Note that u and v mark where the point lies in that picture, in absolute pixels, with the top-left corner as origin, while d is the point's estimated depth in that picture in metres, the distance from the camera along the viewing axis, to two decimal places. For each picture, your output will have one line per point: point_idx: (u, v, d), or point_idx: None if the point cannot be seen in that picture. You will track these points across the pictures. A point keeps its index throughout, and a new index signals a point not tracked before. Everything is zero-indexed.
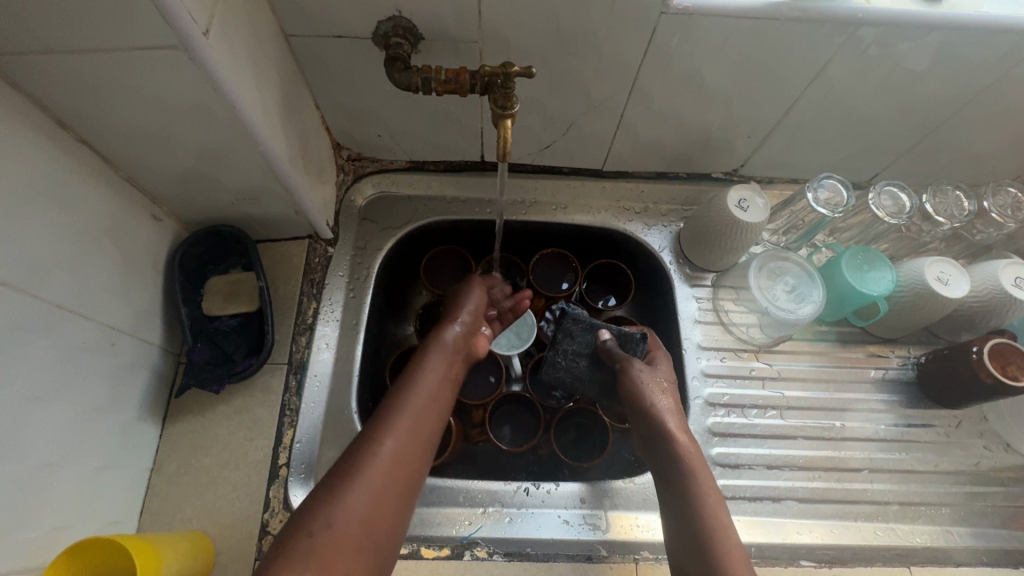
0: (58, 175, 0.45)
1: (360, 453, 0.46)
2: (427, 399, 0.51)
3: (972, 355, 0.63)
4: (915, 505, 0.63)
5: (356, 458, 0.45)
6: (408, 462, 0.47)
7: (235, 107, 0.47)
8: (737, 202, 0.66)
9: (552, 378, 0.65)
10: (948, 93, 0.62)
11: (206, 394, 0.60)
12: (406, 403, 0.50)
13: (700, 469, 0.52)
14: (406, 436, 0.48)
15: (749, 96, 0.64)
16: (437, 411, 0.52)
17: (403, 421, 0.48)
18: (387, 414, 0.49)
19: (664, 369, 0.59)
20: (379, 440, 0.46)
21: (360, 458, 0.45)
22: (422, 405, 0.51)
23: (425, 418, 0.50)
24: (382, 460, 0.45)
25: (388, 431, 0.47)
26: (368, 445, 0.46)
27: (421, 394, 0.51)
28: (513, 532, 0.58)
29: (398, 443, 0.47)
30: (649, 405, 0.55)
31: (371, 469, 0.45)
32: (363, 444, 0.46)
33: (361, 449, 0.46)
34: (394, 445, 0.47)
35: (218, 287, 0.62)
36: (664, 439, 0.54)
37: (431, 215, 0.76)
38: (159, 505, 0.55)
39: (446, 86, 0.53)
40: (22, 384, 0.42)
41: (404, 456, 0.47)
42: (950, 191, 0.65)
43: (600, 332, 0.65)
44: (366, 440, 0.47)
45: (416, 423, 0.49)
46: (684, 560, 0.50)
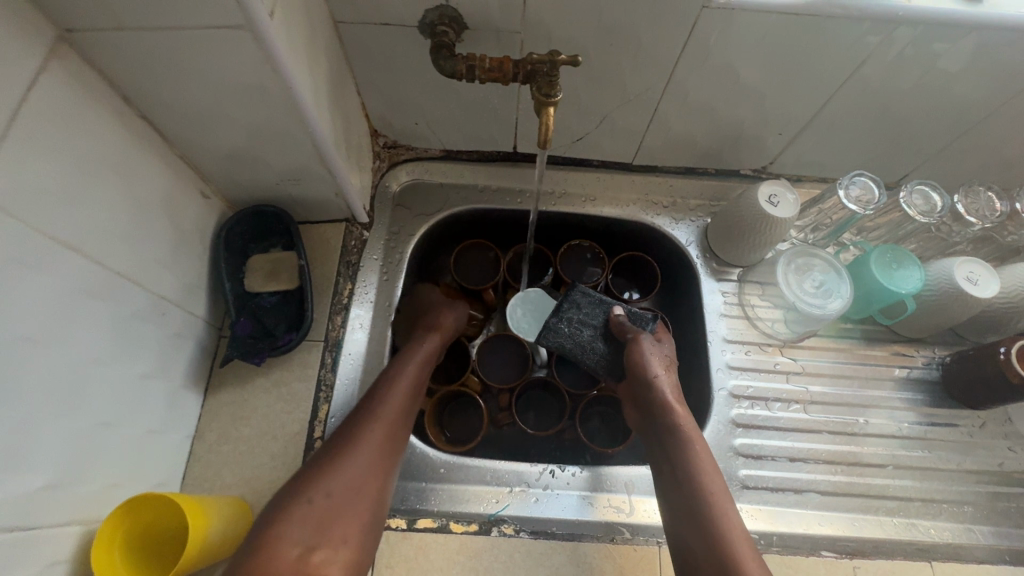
0: (124, 149, 0.48)
1: (324, 471, 0.49)
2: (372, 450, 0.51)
3: (999, 356, 0.63)
4: (937, 502, 0.64)
5: (318, 472, 0.49)
6: (370, 478, 0.50)
7: (290, 88, 0.48)
8: (767, 197, 0.66)
9: (552, 345, 0.62)
10: (985, 94, 0.62)
11: (246, 367, 0.62)
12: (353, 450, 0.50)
13: (702, 446, 0.53)
14: (370, 445, 0.51)
15: (784, 93, 0.64)
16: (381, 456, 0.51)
17: (369, 435, 0.52)
18: (355, 428, 0.52)
19: (667, 349, 0.60)
20: (343, 457, 0.50)
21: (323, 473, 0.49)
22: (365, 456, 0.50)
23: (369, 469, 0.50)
24: (343, 479, 0.48)
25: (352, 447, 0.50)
26: (332, 462, 0.49)
27: (389, 408, 0.54)
28: (538, 511, 0.60)
29: (364, 456, 0.50)
30: (649, 376, 0.56)
31: (334, 483, 0.48)
32: (328, 461, 0.49)
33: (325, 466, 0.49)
34: (360, 457, 0.50)
35: (260, 264, 0.64)
36: (663, 410, 0.55)
37: (462, 203, 0.78)
38: (201, 471, 0.58)
39: (490, 74, 0.55)
40: (85, 347, 0.45)
41: (366, 471, 0.50)
42: (981, 191, 0.66)
43: (611, 307, 0.63)
44: (333, 454, 0.50)
45: (381, 430, 0.53)
46: (682, 530, 0.51)
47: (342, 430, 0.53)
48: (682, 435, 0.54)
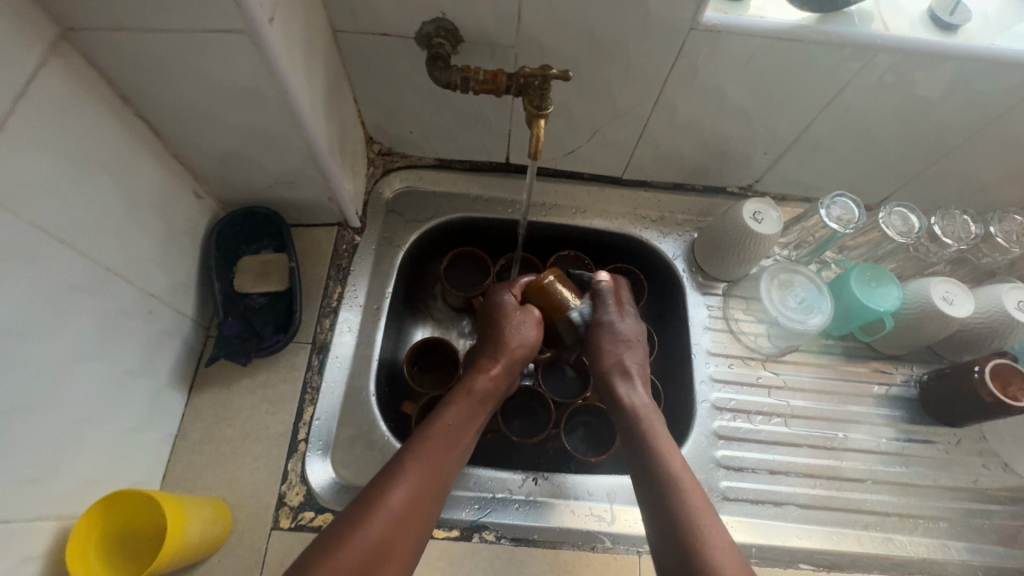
0: (120, 147, 0.48)
1: (382, 490, 0.48)
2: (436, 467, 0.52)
3: (973, 375, 0.65)
4: (913, 517, 0.65)
5: (375, 490, 0.48)
6: (430, 494, 0.50)
7: (288, 93, 0.50)
8: (751, 213, 0.68)
9: None
10: (960, 122, 0.65)
11: (232, 367, 0.62)
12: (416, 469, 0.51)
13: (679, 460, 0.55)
14: (426, 463, 0.51)
15: (769, 113, 0.66)
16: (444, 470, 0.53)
17: (429, 454, 0.52)
18: (415, 446, 0.53)
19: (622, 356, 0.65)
20: (400, 476, 0.50)
21: (380, 491, 0.48)
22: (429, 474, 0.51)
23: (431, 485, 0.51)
24: (401, 496, 0.48)
25: (410, 465, 0.51)
26: (391, 481, 0.49)
27: (448, 435, 0.54)
28: (521, 518, 0.60)
29: (420, 475, 0.50)
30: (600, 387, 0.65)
31: (391, 500, 0.48)
32: (384, 480, 0.49)
33: (383, 484, 0.49)
34: (417, 475, 0.50)
35: (250, 265, 0.64)
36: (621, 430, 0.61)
37: (454, 211, 0.78)
38: (182, 470, 0.57)
39: (484, 86, 0.56)
40: (73, 342, 0.45)
41: (421, 489, 0.50)
42: (957, 214, 0.68)
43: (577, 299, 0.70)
44: (392, 471, 0.50)
45: (438, 448, 0.53)
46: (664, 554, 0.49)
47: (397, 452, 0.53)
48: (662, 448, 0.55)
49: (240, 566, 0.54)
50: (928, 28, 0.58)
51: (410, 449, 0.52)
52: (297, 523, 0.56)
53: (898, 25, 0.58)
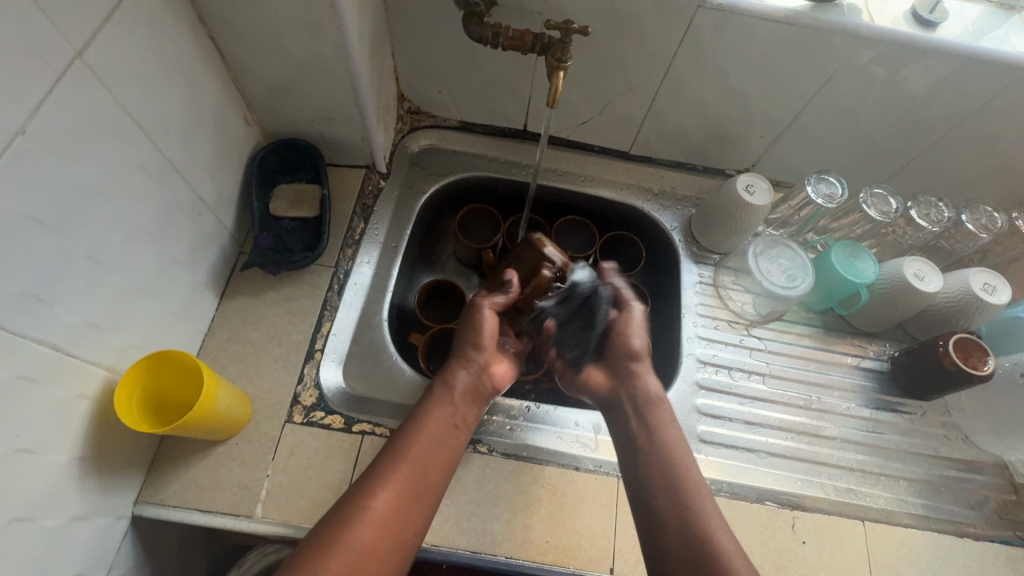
0: (192, 59, 0.55)
1: (372, 486, 0.50)
2: (416, 469, 0.52)
3: (938, 348, 0.70)
4: (877, 474, 0.70)
5: (366, 484, 0.50)
6: (412, 496, 0.51)
7: (341, 26, 0.56)
8: (744, 185, 0.74)
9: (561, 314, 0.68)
10: (938, 115, 0.71)
11: (260, 280, 0.68)
12: (392, 471, 0.51)
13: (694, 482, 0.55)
14: (412, 463, 0.52)
15: (767, 96, 0.73)
16: (427, 476, 0.53)
17: (412, 457, 0.53)
18: (400, 445, 0.54)
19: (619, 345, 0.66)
20: (384, 476, 0.51)
21: (368, 487, 0.50)
22: (406, 475, 0.51)
23: (412, 489, 0.51)
24: (386, 493, 0.50)
25: (396, 463, 0.52)
26: (379, 477, 0.51)
27: (425, 438, 0.54)
28: (512, 437, 0.65)
29: (407, 474, 0.52)
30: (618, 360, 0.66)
31: (380, 496, 0.49)
32: (371, 479, 0.51)
33: (371, 479, 0.51)
34: (403, 475, 0.51)
35: (285, 192, 0.71)
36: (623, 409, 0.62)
37: (472, 170, 0.85)
38: (209, 364, 0.63)
39: (512, 42, 0.63)
40: (134, 218, 0.51)
41: (409, 489, 0.51)
42: (933, 202, 0.74)
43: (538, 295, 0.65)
44: (380, 468, 0.52)
45: (423, 452, 0.54)
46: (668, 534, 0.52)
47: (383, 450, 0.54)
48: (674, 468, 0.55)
49: (255, 450, 0.59)
50: (911, 24, 0.64)
51: (396, 447, 0.54)
52: (309, 420, 0.61)
53: (883, 18, 0.64)
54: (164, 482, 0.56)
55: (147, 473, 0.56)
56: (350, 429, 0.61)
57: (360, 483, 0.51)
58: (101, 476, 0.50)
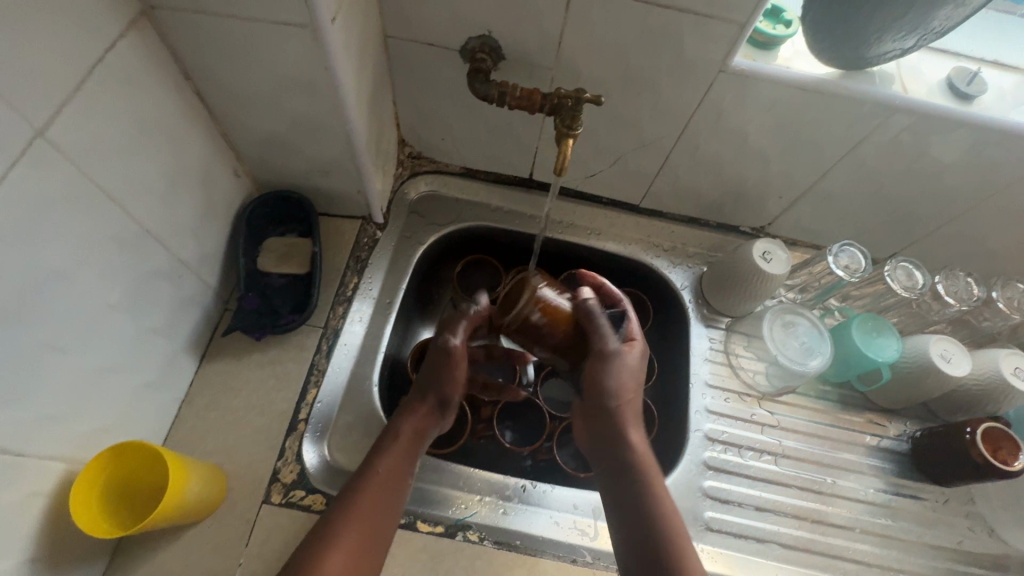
0: (176, 119, 0.51)
1: (315, 556, 0.46)
2: (369, 518, 0.49)
3: (965, 436, 0.65)
4: (894, 570, 0.65)
5: (304, 566, 0.45)
6: (365, 554, 0.48)
7: (337, 86, 0.53)
8: (761, 252, 0.70)
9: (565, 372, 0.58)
10: (970, 187, 0.67)
11: (244, 342, 0.64)
12: (344, 528, 0.48)
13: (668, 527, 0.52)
14: (364, 521, 0.49)
15: (787, 159, 0.69)
16: (377, 527, 0.49)
17: (364, 510, 0.49)
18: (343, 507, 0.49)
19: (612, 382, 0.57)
20: (337, 536, 0.47)
21: (324, 547, 0.47)
22: (356, 528, 0.48)
23: (362, 544, 0.48)
24: (340, 557, 0.46)
25: (340, 528, 0.48)
26: (326, 544, 0.47)
27: (376, 483, 0.51)
28: (506, 522, 0.60)
29: (359, 527, 0.48)
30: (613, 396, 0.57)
31: (328, 566, 0.45)
32: (325, 534, 0.47)
33: (308, 558, 0.46)
34: (352, 541, 0.47)
35: (275, 246, 0.67)
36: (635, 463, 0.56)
37: (474, 219, 0.81)
38: (185, 435, 0.59)
39: (519, 102, 0.59)
40: (104, 295, 0.47)
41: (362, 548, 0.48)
42: (962, 276, 0.70)
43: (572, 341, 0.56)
44: (322, 540, 0.47)
45: (378, 498, 0.50)
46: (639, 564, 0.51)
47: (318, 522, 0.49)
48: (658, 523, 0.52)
49: (228, 535, 0.55)
50: (947, 95, 0.60)
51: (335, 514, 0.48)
52: (288, 501, 0.57)
53: (916, 88, 0.61)
54: (127, 571, 0.52)
55: (111, 559, 0.52)
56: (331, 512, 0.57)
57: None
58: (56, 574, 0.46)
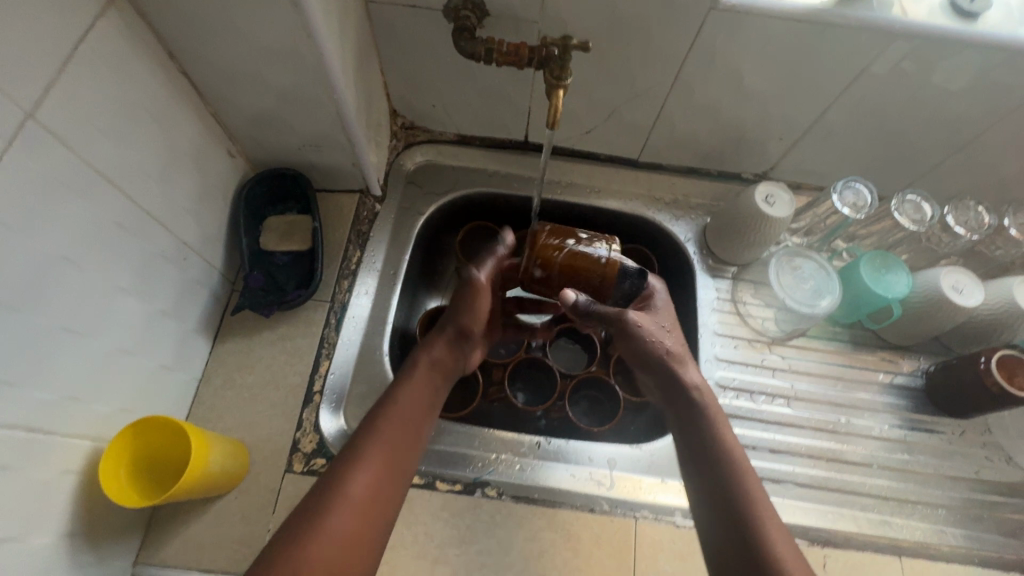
0: (165, 99, 0.51)
1: (342, 477, 0.47)
2: (393, 442, 0.50)
3: (979, 365, 0.65)
4: (912, 502, 0.66)
5: (331, 485, 0.46)
6: (390, 478, 0.49)
7: (321, 55, 0.52)
8: (763, 196, 0.69)
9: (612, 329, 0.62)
10: (979, 112, 0.65)
11: (254, 320, 0.65)
12: (369, 451, 0.49)
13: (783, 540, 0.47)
14: (389, 448, 0.50)
15: (786, 98, 0.67)
16: (402, 453, 0.51)
17: (389, 435, 0.51)
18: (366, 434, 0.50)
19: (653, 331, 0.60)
20: (361, 457, 0.48)
21: (351, 466, 0.48)
22: (381, 449, 0.49)
23: (388, 468, 0.49)
24: (366, 478, 0.47)
25: (369, 455, 0.49)
26: (352, 465, 0.48)
27: (399, 412, 0.53)
28: (523, 477, 0.62)
29: (384, 451, 0.50)
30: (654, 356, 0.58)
31: (355, 486, 0.46)
32: (351, 457, 0.48)
33: (335, 479, 0.47)
34: (376, 464, 0.48)
35: (276, 225, 0.67)
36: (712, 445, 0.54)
37: (472, 186, 0.80)
38: (205, 412, 0.61)
39: (506, 58, 0.58)
40: (111, 276, 0.48)
41: (388, 473, 0.49)
42: (972, 206, 0.69)
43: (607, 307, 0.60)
44: (349, 460, 0.48)
45: (399, 431, 0.52)
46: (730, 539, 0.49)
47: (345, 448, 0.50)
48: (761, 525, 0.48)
49: (255, 504, 0.57)
50: (951, 16, 0.58)
51: (359, 441, 0.50)
52: (309, 468, 0.59)
53: (918, 11, 0.58)
54: (162, 542, 0.54)
55: (146, 531, 0.54)
56: None
57: (318, 496, 0.46)
58: (95, 547, 0.48)
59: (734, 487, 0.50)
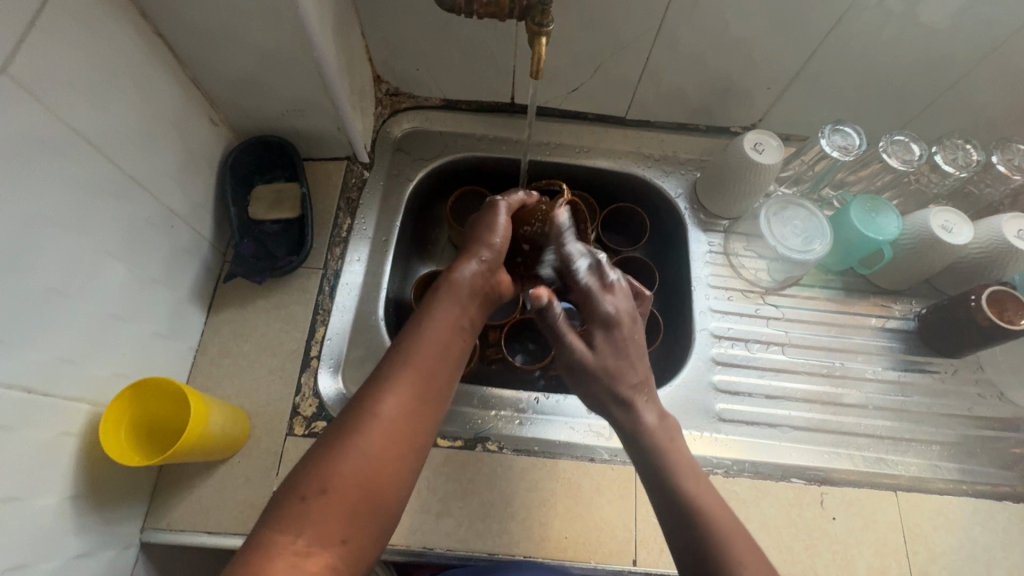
0: (141, 61, 0.51)
1: (371, 396, 0.44)
2: (426, 361, 0.46)
3: (970, 303, 0.65)
4: (907, 440, 0.67)
5: (360, 404, 0.43)
6: (423, 399, 0.45)
7: (297, 10, 0.51)
8: (751, 143, 0.68)
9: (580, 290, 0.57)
10: (965, 49, 0.64)
11: (247, 290, 0.65)
12: (399, 371, 0.45)
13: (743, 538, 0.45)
14: (423, 368, 0.46)
15: (772, 44, 0.67)
16: (436, 371, 0.46)
17: (422, 354, 0.46)
18: (401, 354, 0.46)
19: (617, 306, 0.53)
20: (391, 376, 0.45)
21: (378, 386, 0.44)
22: (413, 369, 0.45)
23: (423, 386, 0.45)
24: (395, 398, 0.44)
25: (398, 374, 0.45)
26: (381, 385, 0.44)
27: (431, 332, 0.48)
28: (523, 432, 0.63)
29: (417, 370, 0.45)
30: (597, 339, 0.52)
31: (384, 407, 0.43)
32: (380, 376, 0.45)
33: (365, 399, 0.44)
34: (408, 384, 0.44)
35: (264, 194, 0.67)
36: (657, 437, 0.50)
37: (460, 150, 0.80)
38: (203, 381, 0.61)
39: (487, 9, 0.56)
40: (97, 240, 0.47)
41: (420, 393, 0.45)
42: (960, 144, 0.69)
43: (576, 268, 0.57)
44: (378, 380, 0.45)
45: (437, 352, 0.47)
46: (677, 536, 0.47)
47: (377, 366, 0.46)
48: (718, 530, 0.45)
49: (258, 467, 0.57)
50: None
51: (393, 361, 0.46)
52: (310, 431, 0.59)
53: None
54: (168, 507, 0.55)
55: (152, 498, 0.55)
56: None
57: (347, 414, 0.43)
58: (100, 510, 0.49)
59: (688, 494, 0.47)
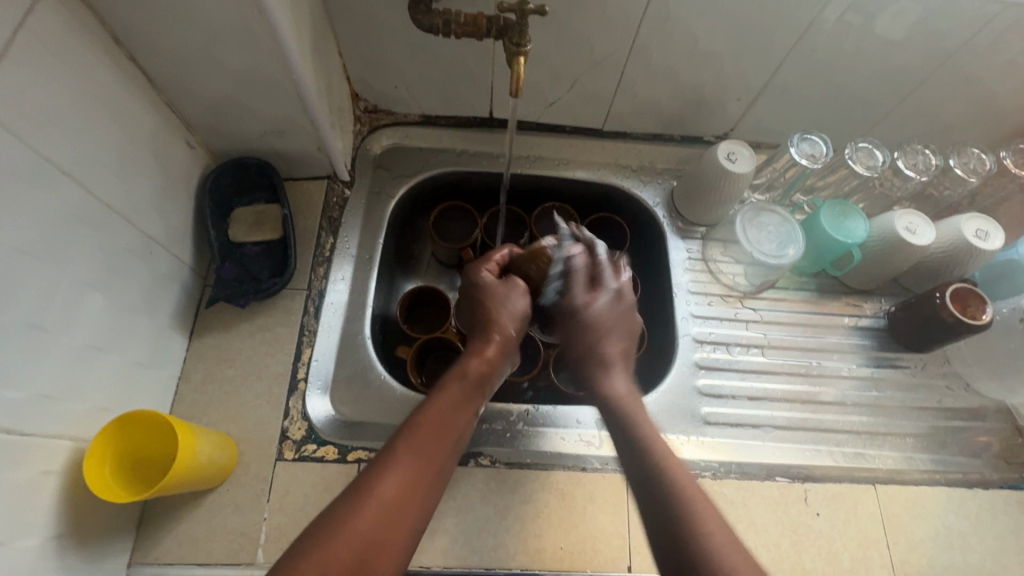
0: (115, 88, 0.50)
1: (373, 479, 0.44)
2: (428, 446, 0.47)
3: (935, 300, 0.68)
4: (882, 434, 0.69)
5: (362, 484, 0.43)
6: (421, 484, 0.45)
7: (276, 34, 0.51)
8: (725, 153, 0.71)
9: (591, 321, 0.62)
10: (920, 59, 0.68)
11: (230, 314, 0.65)
12: (403, 451, 0.46)
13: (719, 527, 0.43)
14: (424, 449, 0.47)
15: (740, 58, 0.69)
16: (436, 457, 0.47)
17: (424, 437, 0.47)
18: (407, 433, 0.47)
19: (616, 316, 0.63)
20: (396, 458, 0.45)
21: (381, 467, 0.45)
22: (415, 451, 0.46)
23: (424, 470, 0.46)
24: (396, 480, 0.44)
25: (401, 456, 0.45)
26: (385, 467, 0.45)
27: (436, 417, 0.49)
28: (514, 445, 0.63)
29: (418, 452, 0.46)
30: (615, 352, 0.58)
31: (384, 491, 0.43)
32: (385, 457, 0.46)
33: (368, 477, 0.44)
34: (408, 467, 0.45)
35: (244, 216, 0.66)
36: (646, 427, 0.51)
37: (440, 166, 0.80)
38: (187, 409, 0.60)
39: (465, 29, 0.57)
40: (74, 271, 0.46)
41: (419, 477, 0.45)
42: (920, 149, 0.73)
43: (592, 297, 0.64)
44: (382, 459, 0.45)
45: (434, 435, 0.48)
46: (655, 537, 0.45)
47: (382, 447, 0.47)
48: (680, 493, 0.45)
49: (247, 494, 0.56)
50: None
51: (396, 441, 0.47)
52: (300, 455, 0.58)
53: None
54: (155, 541, 0.54)
55: (137, 532, 0.54)
56: (345, 459, 0.59)
57: (348, 492, 0.43)
58: (84, 548, 0.47)
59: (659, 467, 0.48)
